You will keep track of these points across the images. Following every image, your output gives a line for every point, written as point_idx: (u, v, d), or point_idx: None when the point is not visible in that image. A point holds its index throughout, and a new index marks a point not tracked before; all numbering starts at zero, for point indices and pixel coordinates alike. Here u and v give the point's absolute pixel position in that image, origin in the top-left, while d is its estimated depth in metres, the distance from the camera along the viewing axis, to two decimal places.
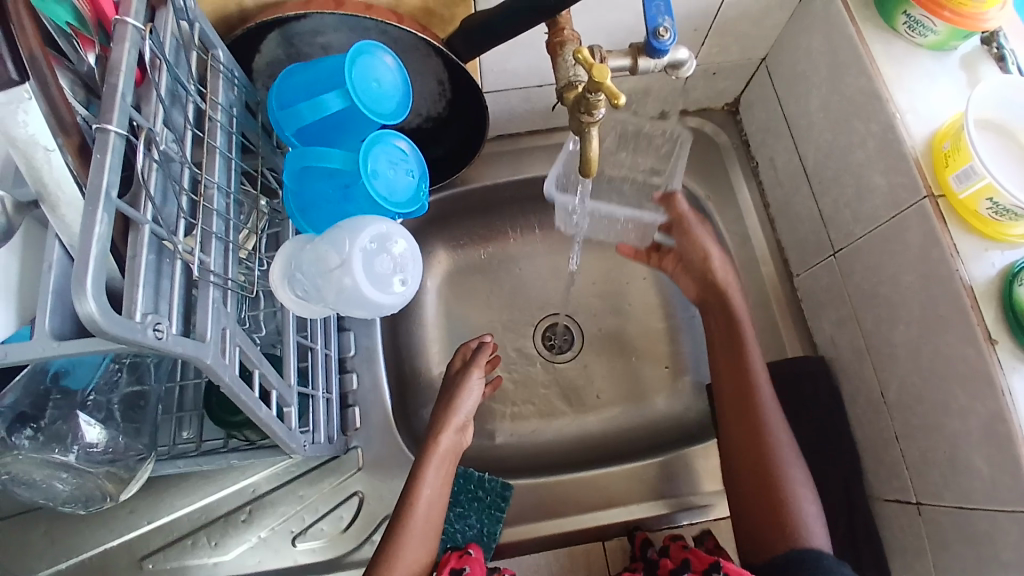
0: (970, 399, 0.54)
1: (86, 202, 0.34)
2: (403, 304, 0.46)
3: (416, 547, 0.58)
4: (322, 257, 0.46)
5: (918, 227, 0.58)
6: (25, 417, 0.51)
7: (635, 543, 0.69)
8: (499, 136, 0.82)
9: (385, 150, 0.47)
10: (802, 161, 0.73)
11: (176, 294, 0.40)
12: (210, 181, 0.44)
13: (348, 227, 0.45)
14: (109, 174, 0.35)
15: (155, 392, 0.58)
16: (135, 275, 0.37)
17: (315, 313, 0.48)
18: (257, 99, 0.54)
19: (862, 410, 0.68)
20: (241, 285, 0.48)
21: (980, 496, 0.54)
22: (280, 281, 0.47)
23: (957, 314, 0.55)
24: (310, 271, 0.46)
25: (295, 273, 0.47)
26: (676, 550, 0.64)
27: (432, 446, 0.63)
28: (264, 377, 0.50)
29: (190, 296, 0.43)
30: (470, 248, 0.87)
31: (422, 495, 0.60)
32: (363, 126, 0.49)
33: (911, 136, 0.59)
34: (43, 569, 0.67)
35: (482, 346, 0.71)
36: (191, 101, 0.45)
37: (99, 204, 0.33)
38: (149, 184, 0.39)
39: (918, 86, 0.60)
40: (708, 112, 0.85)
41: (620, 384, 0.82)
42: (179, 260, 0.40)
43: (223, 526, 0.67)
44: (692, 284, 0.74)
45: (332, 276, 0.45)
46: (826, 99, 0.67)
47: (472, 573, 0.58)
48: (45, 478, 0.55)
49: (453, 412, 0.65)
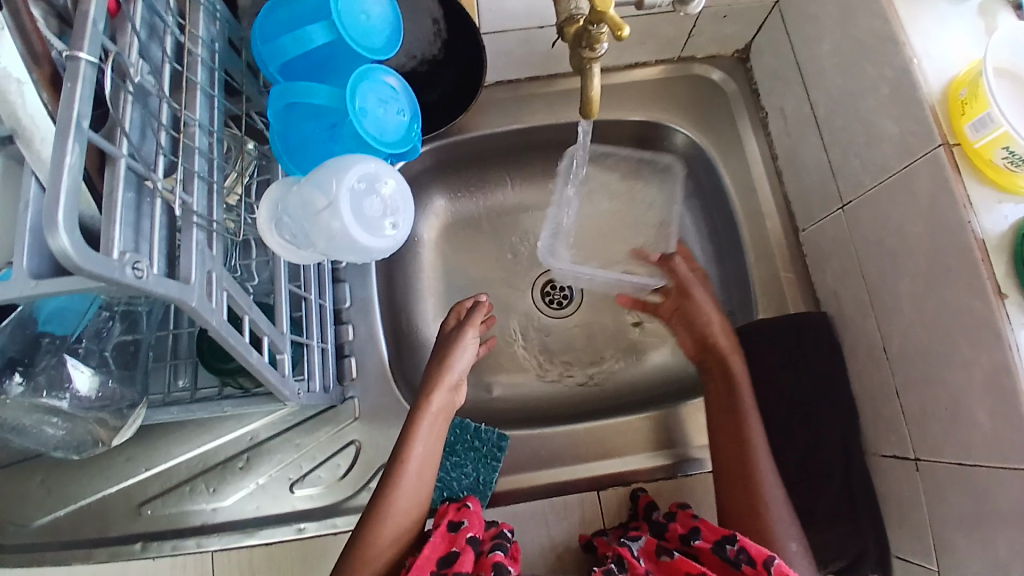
0: (974, 355, 0.53)
1: (56, 134, 0.32)
2: (395, 247, 0.45)
3: (405, 509, 0.59)
4: (310, 199, 0.44)
5: (931, 178, 0.56)
6: (14, 362, 0.49)
7: (639, 504, 0.69)
8: (498, 83, 0.79)
9: (374, 87, 0.45)
10: (812, 110, 0.70)
11: (157, 234, 0.38)
12: (190, 118, 0.42)
13: (335, 167, 0.43)
14: (81, 104, 0.33)
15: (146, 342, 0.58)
16: (112, 213, 0.35)
17: (305, 259, 0.47)
18: (240, 35, 0.51)
19: (862, 365, 0.67)
20: (227, 229, 0.47)
21: (980, 451, 0.54)
22: (267, 225, 0.45)
23: (967, 268, 0.53)
24: (297, 215, 0.45)
25: (281, 217, 0.45)
26: (685, 516, 0.64)
27: (424, 406, 0.63)
28: (255, 323, 0.49)
29: (174, 238, 0.42)
30: (468, 200, 0.85)
31: (412, 454, 0.61)
32: (351, 62, 0.46)
33: (929, 82, 0.56)
34: (42, 516, 0.68)
35: (477, 305, 0.71)
36: (169, 33, 0.42)
37: (70, 136, 0.32)
38: (124, 118, 0.37)
39: (935, 29, 0.57)
40: (716, 58, 0.81)
41: (618, 339, 0.82)
42: (160, 199, 0.39)
43: (221, 473, 0.68)
44: (690, 340, 0.75)
45: (321, 218, 0.44)
46: (840, 44, 0.64)
47: (471, 527, 0.58)
48: (37, 423, 0.55)
49: (447, 371, 0.66)
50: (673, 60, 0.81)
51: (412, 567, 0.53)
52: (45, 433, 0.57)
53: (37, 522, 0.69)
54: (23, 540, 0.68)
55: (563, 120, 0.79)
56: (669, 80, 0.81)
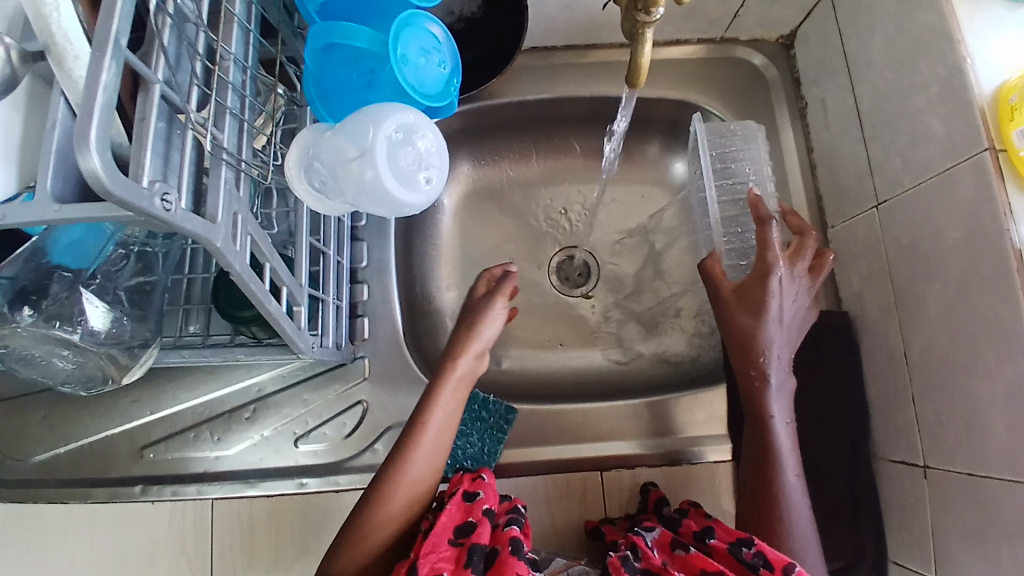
0: (999, 366, 0.52)
1: (93, 49, 0.30)
2: (426, 204, 0.44)
3: (420, 473, 0.58)
4: (342, 146, 0.43)
5: (974, 182, 0.54)
6: (25, 293, 0.49)
7: (650, 500, 0.68)
8: (533, 50, 0.77)
9: (416, 35, 0.44)
10: (856, 103, 0.68)
11: (187, 168, 0.37)
12: (226, 51, 0.41)
13: (372, 115, 0.42)
14: (120, 20, 0.31)
15: (160, 284, 0.57)
16: (143, 140, 0.34)
17: (332, 209, 0.45)
18: None
19: (879, 367, 0.66)
20: (255, 172, 0.46)
21: (994, 463, 0.53)
22: (295, 170, 0.44)
23: (1001, 277, 0.52)
24: (328, 161, 0.43)
25: (311, 163, 0.44)
26: (698, 515, 0.63)
27: (448, 371, 0.62)
28: (276, 272, 0.48)
29: (202, 175, 0.40)
30: (492, 169, 0.83)
31: (432, 419, 0.60)
32: (394, 8, 0.44)
33: (982, 80, 0.54)
34: (43, 451, 0.68)
35: (507, 276, 0.69)
36: None
37: (108, 52, 0.30)
38: (162, 43, 0.36)
39: (993, 29, 0.55)
40: (760, 42, 0.79)
41: (634, 323, 0.81)
42: (192, 132, 0.37)
43: (226, 422, 0.67)
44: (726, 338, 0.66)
45: (352, 167, 0.42)
46: (892, 35, 0.62)
47: (486, 499, 0.56)
48: (46, 355, 0.54)
49: (473, 339, 0.64)
50: (715, 41, 0.79)
51: (429, 534, 0.52)
52: (53, 367, 0.56)
53: (36, 458, 0.68)
54: (24, 473, 0.68)
55: (597, 94, 0.77)
56: (708, 61, 0.79)
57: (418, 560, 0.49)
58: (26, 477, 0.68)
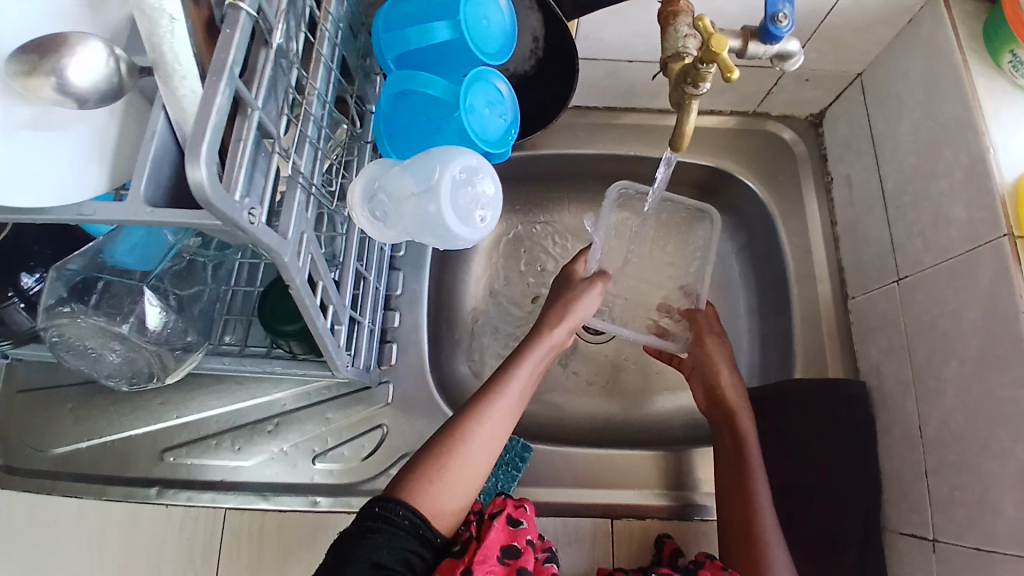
0: (1012, 445, 0.53)
1: (210, 75, 0.34)
2: (480, 240, 0.47)
3: (494, 427, 0.58)
4: (407, 182, 0.46)
5: (993, 265, 0.56)
6: (88, 286, 0.54)
7: (664, 551, 0.69)
8: (577, 107, 0.81)
9: (484, 89, 0.48)
10: (881, 183, 0.72)
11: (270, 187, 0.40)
12: (312, 86, 0.45)
13: (438, 157, 0.46)
14: (235, 52, 0.36)
15: (208, 292, 0.60)
16: (237, 159, 0.37)
17: (390, 238, 0.49)
18: (360, 20, 0.54)
19: (895, 440, 0.67)
20: (321, 197, 0.49)
21: (1005, 543, 0.54)
22: (359, 200, 0.47)
23: (1016, 358, 0.54)
24: (393, 194, 0.47)
25: (376, 193, 0.47)
26: (712, 566, 0.61)
27: (544, 335, 0.63)
28: (326, 291, 0.51)
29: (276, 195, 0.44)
30: (526, 214, 0.87)
31: (518, 374, 0.61)
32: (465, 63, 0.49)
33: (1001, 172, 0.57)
34: (66, 444, 0.70)
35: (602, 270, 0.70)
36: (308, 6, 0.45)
37: (223, 79, 0.34)
38: (262, 75, 0.40)
39: (1016, 125, 0.58)
40: (790, 119, 0.84)
41: (651, 375, 0.82)
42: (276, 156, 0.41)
43: (249, 433, 0.69)
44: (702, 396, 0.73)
45: (414, 202, 0.46)
46: (918, 123, 0.66)
47: (527, 530, 0.57)
48: (100, 347, 0.57)
49: (572, 313, 0.66)
50: (748, 113, 0.84)
51: (480, 545, 0.54)
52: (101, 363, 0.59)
53: (58, 450, 0.70)
54: (46, 464, 0.70)
55: (633, 153, 0.81)
56: (741, 131, 0.84)
57: (474, 564, 0.52)
58: (48, 470, 0.70)
